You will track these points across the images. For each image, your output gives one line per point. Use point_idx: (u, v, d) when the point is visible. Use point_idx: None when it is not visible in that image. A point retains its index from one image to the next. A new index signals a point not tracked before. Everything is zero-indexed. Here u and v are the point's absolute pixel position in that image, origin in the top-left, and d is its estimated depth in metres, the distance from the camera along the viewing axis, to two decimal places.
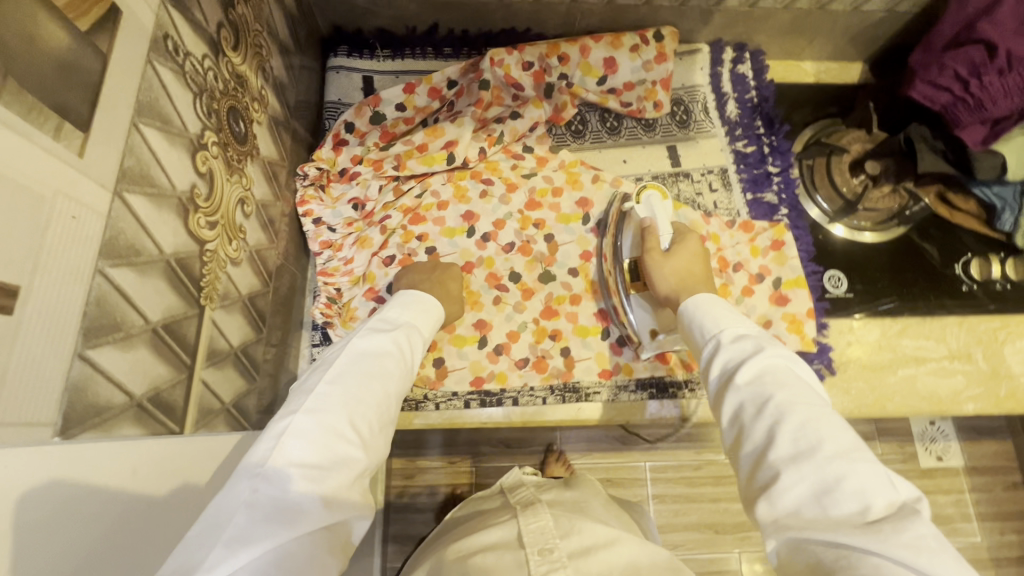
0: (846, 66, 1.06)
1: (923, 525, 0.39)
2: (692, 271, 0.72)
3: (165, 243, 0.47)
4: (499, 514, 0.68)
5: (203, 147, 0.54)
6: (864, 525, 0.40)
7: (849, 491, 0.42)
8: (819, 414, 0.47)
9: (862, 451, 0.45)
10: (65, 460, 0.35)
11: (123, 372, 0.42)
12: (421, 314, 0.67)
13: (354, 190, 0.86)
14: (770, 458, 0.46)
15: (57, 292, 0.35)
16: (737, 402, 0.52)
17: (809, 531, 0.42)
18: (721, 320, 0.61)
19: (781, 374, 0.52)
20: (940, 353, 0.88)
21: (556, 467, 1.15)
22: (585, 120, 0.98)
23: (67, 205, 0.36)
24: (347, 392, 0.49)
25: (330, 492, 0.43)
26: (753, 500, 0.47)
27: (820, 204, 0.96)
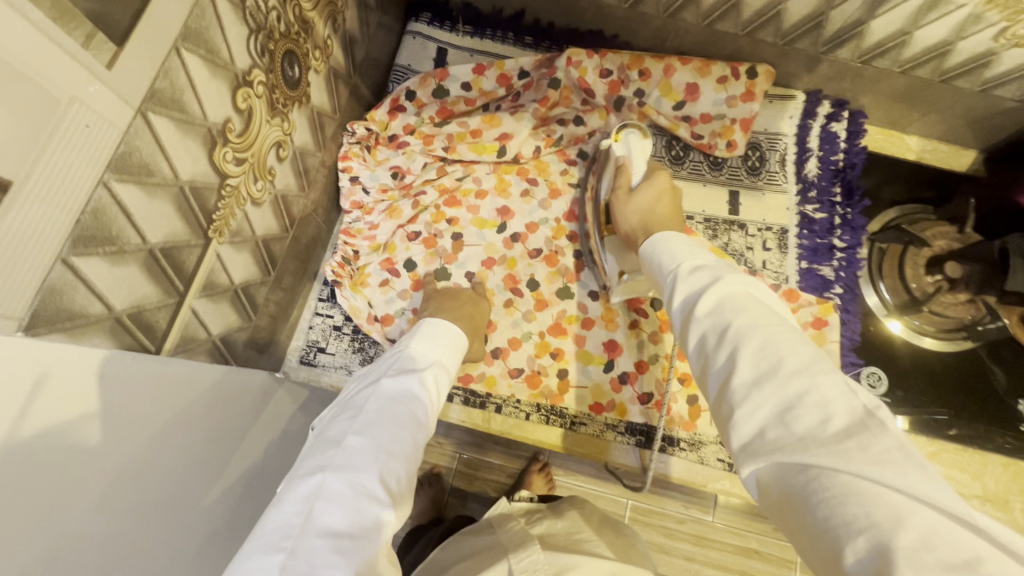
0: (957, 151, 0.95)
1: (887, 434, 0.33)
2: (655, 211, 0.68)
3: (182, 168, 0.48)
4: (493, 550, 0.67)
5: (248, 85, 0.54)
6: (828, 441, 0.34)
7: (811, 405, 0.36)
8: (780, 331, 0.42)
9: (822, 362, 0.39)
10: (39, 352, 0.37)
11: (105, 285, 0.43)
12: (449, 350, 0.64)
13: (398, 158, 0.85)
14: (731, 385, 0.41)
15: (48, 198, 0.36)
16: (699, 334, 0.46)
17: (778, 455, 0.36)
18: (680, 253, 0.54)
19: (742, 300, 0.45)
20: (972, 491, 0.80)
21: (537, 477, 1.10)
22: (650, 142, 0.93)
23: (81, 114, 0.36)
24: (375, 445, 0.49)
25: (362, 559, 0.42)
26: (722, 431, 0.41)
27: (881, 293, 0.86)
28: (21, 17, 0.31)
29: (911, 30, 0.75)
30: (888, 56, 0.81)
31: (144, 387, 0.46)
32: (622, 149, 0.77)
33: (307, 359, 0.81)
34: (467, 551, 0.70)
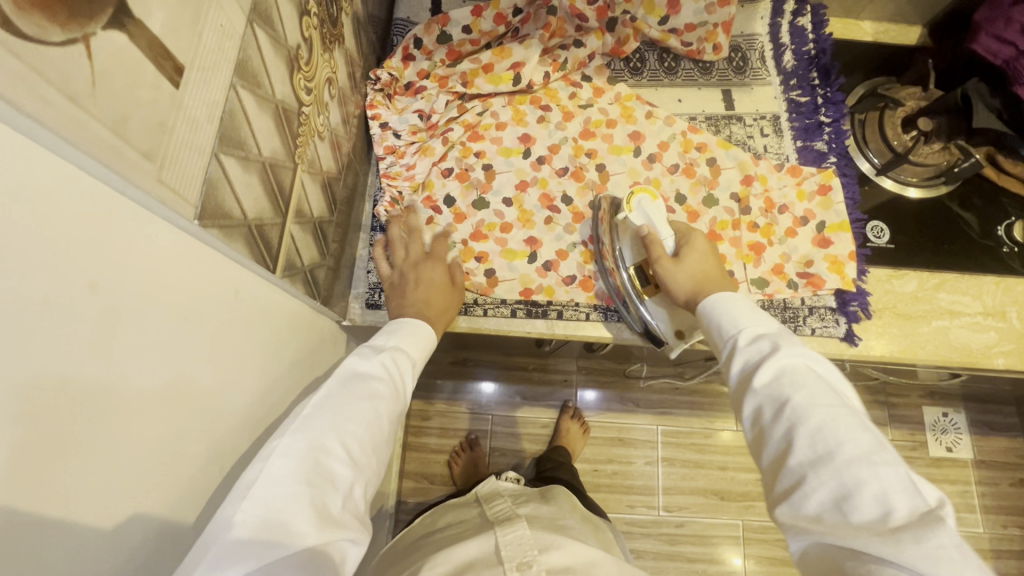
0: (905, 29, 1.07)
1: (946, 533, 0.38)
2: (706, 273, 0.72)
3: (276, 88, 0.51)
4: (480, 529, 0.73)
5: (308, 14, 0.57)
6: (885, 531, 0.40)
7: (870, 496, 0.42)
8: (840, 415, 0.47)
9: (885, 454, 0.44)
10: (192, 247, 0.40)
11: (241, 190, 0.46)
12: (413, 335, 0.67)
13: (419, 103, 0.90)
14: (790, 464, 0.47)
15: (202, 97, 0.38)
16: (756, 405, 0.53)
17: (829, 536, 0.42)
18: (739, 317, 0.61)
19: (800, 374, 0.52)
20: (975, 308, 0.90)
21: (572, 424, 1.34)
22: (643, 58, 1.00)
23: (217, 13, 0.39)
24: (335, 411, 0.50)
25: (319, 509, 0.43)
26: (775, 503, 0.48)
27: (870, 158, 0.97)
28: None
29: None
30: None
31: (250, 326, 0.51)
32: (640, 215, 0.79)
33: (372, 302, 0.84)
34: (456, 526, 0.79)
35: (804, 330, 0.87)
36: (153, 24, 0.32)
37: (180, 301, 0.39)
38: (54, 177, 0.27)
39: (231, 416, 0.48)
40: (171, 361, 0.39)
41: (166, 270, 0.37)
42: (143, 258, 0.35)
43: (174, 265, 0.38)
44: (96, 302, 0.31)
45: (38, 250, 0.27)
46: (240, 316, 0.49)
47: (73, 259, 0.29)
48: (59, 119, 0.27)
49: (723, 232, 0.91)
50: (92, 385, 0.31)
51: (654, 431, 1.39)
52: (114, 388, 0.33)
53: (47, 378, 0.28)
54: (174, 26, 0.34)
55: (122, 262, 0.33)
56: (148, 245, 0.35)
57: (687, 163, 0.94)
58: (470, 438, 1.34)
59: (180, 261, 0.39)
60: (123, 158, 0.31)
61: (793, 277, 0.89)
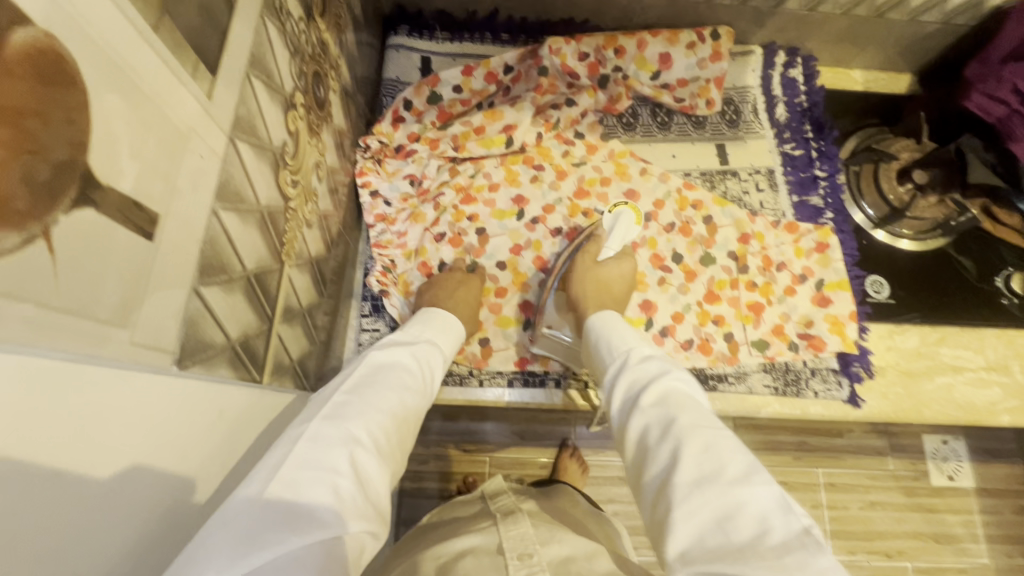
0: (895, 76, 1.07)
1: (821, 552, 0.37)
2: (610, 288, 0.78)
3: (261, 195, 0.49)
4: (482, 523, 0.68)
5: (294, 107, 0.55)
6: (766, 552, 0.38)
7: (748, 516, 0.40)
8: (719, 437, 0.46)
9: (756, 472, 0.43)
10: (175, 391, 0.37)
11: (223, 314, 0.43)
12: (443, 331, 0.68)
13: (410, 167, 0.89)
14: (669, 486, 0.44)
15: (178, 237, 0.36)
16: (642, 427, 0.50)
17: (715, 563, 0.38)
18: (628, 340, 0.62)
19: (678, 397, 0.51)
20: (978, 364, 0.90)
21: (571, 462, 1.31)
22: (636, 113, 0.99)
23: (197, 144, 0.37)
24: (366, 400, 0.48)
25: (345, 495, 0.40)
26: (657, 531, 0.43)
27: (865, 209, 0.97)
28: (154, 53, 0.32)
29: None
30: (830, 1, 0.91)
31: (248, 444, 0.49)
32: (610, 222, 0.83)
33: None
34: (457, 519, 0.75)
35: (807, 394, 0.85)
36: (124, 184, 0.30)
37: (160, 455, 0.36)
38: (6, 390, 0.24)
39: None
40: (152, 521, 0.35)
41: (142, 431, 0.33)
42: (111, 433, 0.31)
43: (151, 423, 0.34)
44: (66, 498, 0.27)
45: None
46: (226, 439, 0.45)
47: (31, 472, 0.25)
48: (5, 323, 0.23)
49: (721, 292, 0.89)
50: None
51: None
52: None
53: None
54: (146, 178, 0.32)
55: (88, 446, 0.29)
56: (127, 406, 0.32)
57: (684, 221, 0.93)
58: (466, 483, 1.31)
59: (155, 405, 0.35)
60: (84, 335, 0.28)
61: (793, 338, 0.87)
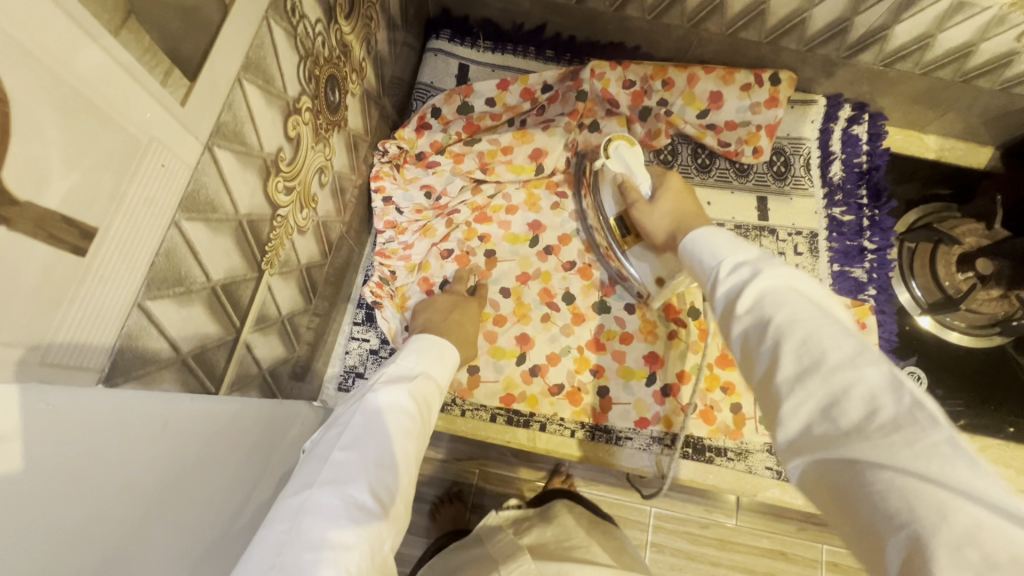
0: (974, 147, 0.96)
1: (938, 426, 0.31)
2: (681, 214, 0.69)
3: (241, 202, 0.46)
4: (483, 564, 0.67)
5: (297, 112, 0.53)
6: (876, 432, 0.32)
7: (857, 399, 0.34)
8: (825, 325, 0.39)
9: (870, 354, 0.36)
10: (100, 408, 0.32)
11: (175, 327, 0.41)
12: (438, 360, 0.62)
13: (428, 177, 0.85)
14: (774, 381, 0.39)
15: (123, 248, 0.34)
16: (741, 331, 0.43)
17: (823, 451, 0.34)
18: (719, 248, 0.52)
19: (783, 292, 0.43)
20: (1016, 485, 0.81)
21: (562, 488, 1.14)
22: (675, 151, 0.94)
23: (159, 151, 0.35)
24: (364, 456, 0.47)
25: (352, 571, 0.40)
26: (767, 426, 0.39)
27: (914, 290, 0.88)
28: (110, 59, 0.30)
29: (934, 34, 0.77)
30: (910, 60, 0.82)
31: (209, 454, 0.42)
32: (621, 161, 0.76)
33: (345, 385, 0.80)
34: (456, 563, 0.72)
35: None
36: (51, 200, 0.28)
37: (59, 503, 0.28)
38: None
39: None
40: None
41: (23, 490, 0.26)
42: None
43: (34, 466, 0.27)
44: None
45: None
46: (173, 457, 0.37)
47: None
48: None
49: None
50: None
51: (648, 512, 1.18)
52: None
53: None
54: (81, 192, 0.30)
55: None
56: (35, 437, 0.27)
57: None
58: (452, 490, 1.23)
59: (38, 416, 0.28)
60: None
61: None
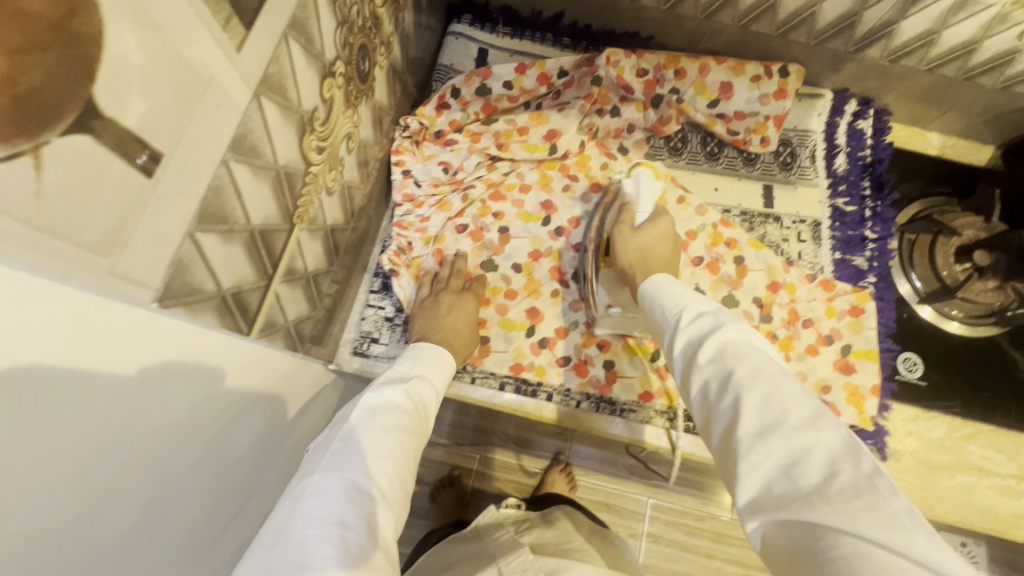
0: (976, 146, 0.99)
1: (895, 496, 0.35)
2: (654, 248, 0.74)
3: (280, 154, 0.49)
4: (486, 558, 0.71)
5: (332, 76, 0.56)
6: (834, 495, 0.37)
7: (814, 460, 0.39)
8: (784, 383, 0.44)
9: (824, 417, 0.41)
10: (146, 326, 0.37)
11: (218, 263, 0.44)
12: (435, 365, 0.66)
13: (446, 155, 0.89)
14: (736, 436, 0.43)
15: (182, 180, 0.37)
16: (702, 383, 0.48)
17: (784, 512, 0.38)
18: (681, 298, 0.58)
19: (743, 348, 0.48)
20: (1008, 470, 0.82)
21: (559, 476, 1.23)
22: (686, 139, 0.96)
23: (216, 92, 0.38)
24: (362, 446, 0.50)
25: (355, 549, 0.42)
26: (729, 484, 0.43)
27: (913, 281, 0.90)
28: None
29: (939, 30, 0.80)
30: (915, 56, 0.85)
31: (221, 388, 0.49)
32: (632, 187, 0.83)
33: (360, 349, 0.82)
34: (460, 557, 0.76)
35: None
36: (128, 119, 0.31)
37: (123, 413, 0.37)
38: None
39: (172, 509, 0.46)
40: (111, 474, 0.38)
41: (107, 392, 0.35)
42: (62, 392, 0.32)
43: (114, 381, 0.36)
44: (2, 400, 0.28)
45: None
46: (204, 388, 0.46)
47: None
48: None
49: None
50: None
51: (643, 502, 1.25)
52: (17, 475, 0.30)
53: None
54: (153, 118, 0.33)
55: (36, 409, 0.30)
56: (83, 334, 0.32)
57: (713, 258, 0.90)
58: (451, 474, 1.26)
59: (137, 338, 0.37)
60: (50, 252, 0.28)
61: None
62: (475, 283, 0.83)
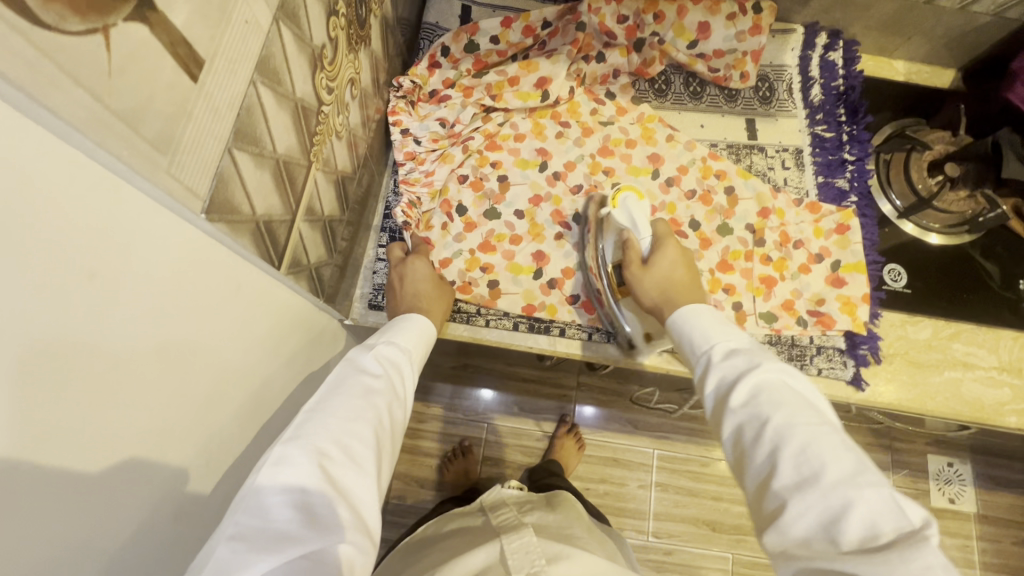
0: (937, 71, 1.05)
1: (934, 554, 0.37)
2: (672, 278, 0.72)
3: (298, 87, 0.51)
4: (486, 535, 0.71)
5: (336, 15, 0.58)
6: (875, 551, 0.38)
7: (857, 517, 0.40)
8: (821, 433, 0.45)
9: (865, 471, 0.42)
10: (194, 239, 0.39)
11: (252, 187, 0.46)
12: (408, 332, 0.67)
13: (441, 112, 0.91)
14: (774, 487, 0.44)
15: (219, 95, 0.38)
16: (734, 424, 0.50)
17: (816, 562, 0.40)
18: (709, 332, 0.59)
19: (777, 389, 0.50)
20: (990, 362, 0.87)
21: (567, 439, 1.26)
22: (669, 80, 1.00)
23: (243, 8, 0.39)
24: (329, 412, 0.50)
25: (315, 514, 0.42)
26: (761, 527, 0.45)
27: (893, 200, 0.96)
28: None
29: None
30: None
31: (253, 319, 0.52)
32: (626, 215, 0.80)
33: (375, 303, 0.84)
34: (460, 533, 0.76)
35: (810, 370, 0.86)
36: (177, 18, 0.32)
37: (183, 335, 0.40)
38: (47, 157, 0.26)
39: (229, 439, 0.50)
40: (177, 399, 0.40)
41: (168, 315, 0.38)
42: (138, 297, 0.34)
43: (182, 299, 0.39)
44: (80, 280, 0.30)
45: (4, 257, 0.25)
46: (241, 320, 0.49)
47: (76, 308, 0.30)
48: (54, 93, 0.25)
49: (735, 263, 0.91)
50: (59, 369, 0.29)
51: (649, 454, 1.30)
52: (94, 360, 0.32)
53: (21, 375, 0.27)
54: (197, 22, 0.34)
55: (114, 305, 0.32)
56: (145, 234, 0.34)
57: (705, 190, 0.94)
58: (462, 444, 1.27)
59: (193, 257, 0.40)
60: (121, 137, 0.30)
61: (802, 314, 0.88)
62: (416, 243, 0.85)
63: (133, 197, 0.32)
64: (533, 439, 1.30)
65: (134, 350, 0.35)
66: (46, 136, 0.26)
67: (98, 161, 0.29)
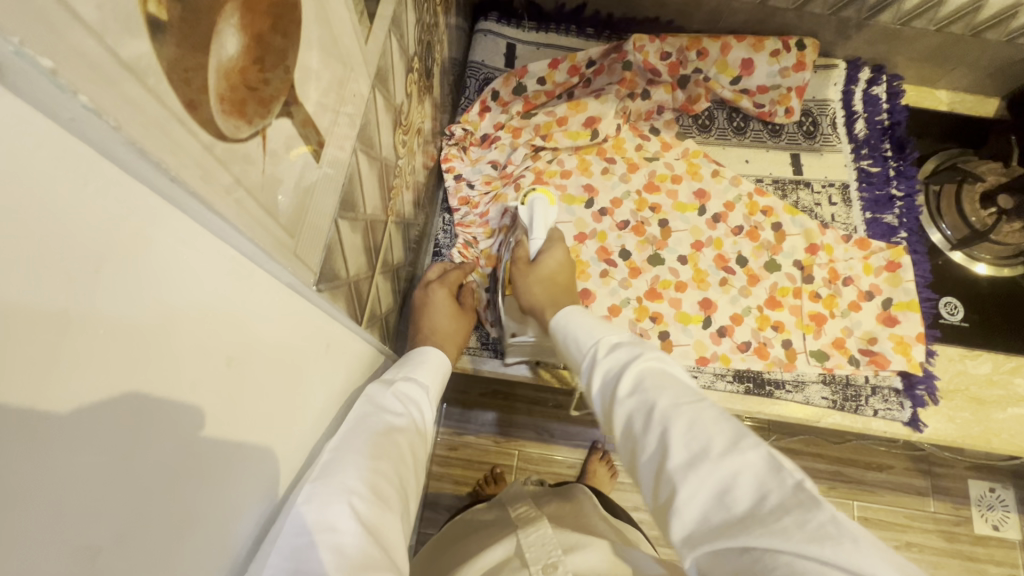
0: (981, 100, 1.05)
1: (820, 508, 0.34)
2: (556, 277, 0.76)
3: (384, 148, 0.52)
4: (503, 529, 0.68)
5: (411, 71, 0.59)
6: (766, 517, 0.35)
7: (745, 485, 0.37)
8: (704, 409, 0.43)
9: (745, 438, 0.40)
10: (304, 310, 0.39)
11: (348, 252, 0.46)
12: (425, 365, 0.64)
13: (493, 154, 0.94)
14: (666, 472, 0.41)
15: (333, 170, 0.39)
16: (626, 416, 0.47)
17: (717, 541, 0.36)
18: (593, 328, 0.58)
19: (656, 377, 0.48)
20: None
21: (600, 466, 1.24)
22: (713, 116, 1.01)
23: (353, 85, 0.40)
24: (354, 448, 0.46)
25: (347, 553, 0.39)
26: (661, 520, 0.40)
27: (944, 231, 0.95)
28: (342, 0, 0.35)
29: None
30: (926, 16, 0.89)
31: (340, 375, 0.52)
32: (526, 212, 0.81)
33: None
34: (478, 531, 0.73)
35: (867, 411, 0.84)
36: (309, 105, 0.33)
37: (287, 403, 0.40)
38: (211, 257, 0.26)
39: None
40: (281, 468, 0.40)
41: (280, 389, 0.38)
42: (262, 375, 0.35)
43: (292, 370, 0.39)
44: (224, 370, 0.30)
45: (173, 361, 0.25)
46: (331, 378, 0.49)
47: (219, 395, 0.30)
48: (224, 198, 0.26)
49: (784, 299, 0.90)
50: (205, 458, 0.30)
51: None
52: (229, 441, 0.32)
53: (177, 467, 0.27)
54: (322, 107, 0.35)
55: (245, 386, 0.33)
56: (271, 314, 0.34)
57: (753, 226, 0.93)
58: (493, 471, 1.25)
59: (301, 328, 0.40)
60: (265, 228, 0.30)
61: (854, 353, 0.87)
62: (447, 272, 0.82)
63: (266, 282, 0.33)
64: (566, 466, 1.28)
65: (254, 426, 0.35)
66: (212, 238, 0.26)
67: (244, 255, 0.30)
